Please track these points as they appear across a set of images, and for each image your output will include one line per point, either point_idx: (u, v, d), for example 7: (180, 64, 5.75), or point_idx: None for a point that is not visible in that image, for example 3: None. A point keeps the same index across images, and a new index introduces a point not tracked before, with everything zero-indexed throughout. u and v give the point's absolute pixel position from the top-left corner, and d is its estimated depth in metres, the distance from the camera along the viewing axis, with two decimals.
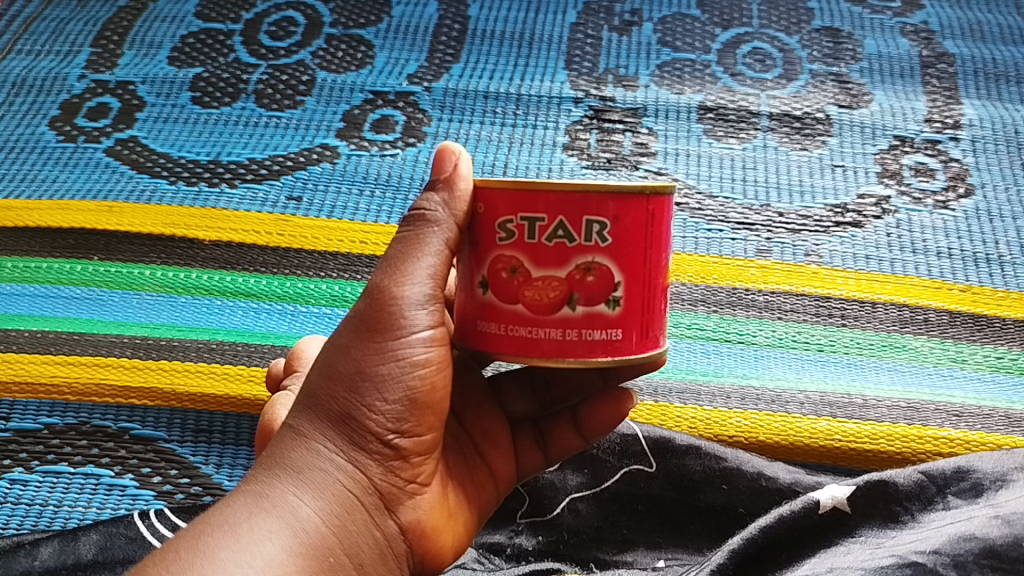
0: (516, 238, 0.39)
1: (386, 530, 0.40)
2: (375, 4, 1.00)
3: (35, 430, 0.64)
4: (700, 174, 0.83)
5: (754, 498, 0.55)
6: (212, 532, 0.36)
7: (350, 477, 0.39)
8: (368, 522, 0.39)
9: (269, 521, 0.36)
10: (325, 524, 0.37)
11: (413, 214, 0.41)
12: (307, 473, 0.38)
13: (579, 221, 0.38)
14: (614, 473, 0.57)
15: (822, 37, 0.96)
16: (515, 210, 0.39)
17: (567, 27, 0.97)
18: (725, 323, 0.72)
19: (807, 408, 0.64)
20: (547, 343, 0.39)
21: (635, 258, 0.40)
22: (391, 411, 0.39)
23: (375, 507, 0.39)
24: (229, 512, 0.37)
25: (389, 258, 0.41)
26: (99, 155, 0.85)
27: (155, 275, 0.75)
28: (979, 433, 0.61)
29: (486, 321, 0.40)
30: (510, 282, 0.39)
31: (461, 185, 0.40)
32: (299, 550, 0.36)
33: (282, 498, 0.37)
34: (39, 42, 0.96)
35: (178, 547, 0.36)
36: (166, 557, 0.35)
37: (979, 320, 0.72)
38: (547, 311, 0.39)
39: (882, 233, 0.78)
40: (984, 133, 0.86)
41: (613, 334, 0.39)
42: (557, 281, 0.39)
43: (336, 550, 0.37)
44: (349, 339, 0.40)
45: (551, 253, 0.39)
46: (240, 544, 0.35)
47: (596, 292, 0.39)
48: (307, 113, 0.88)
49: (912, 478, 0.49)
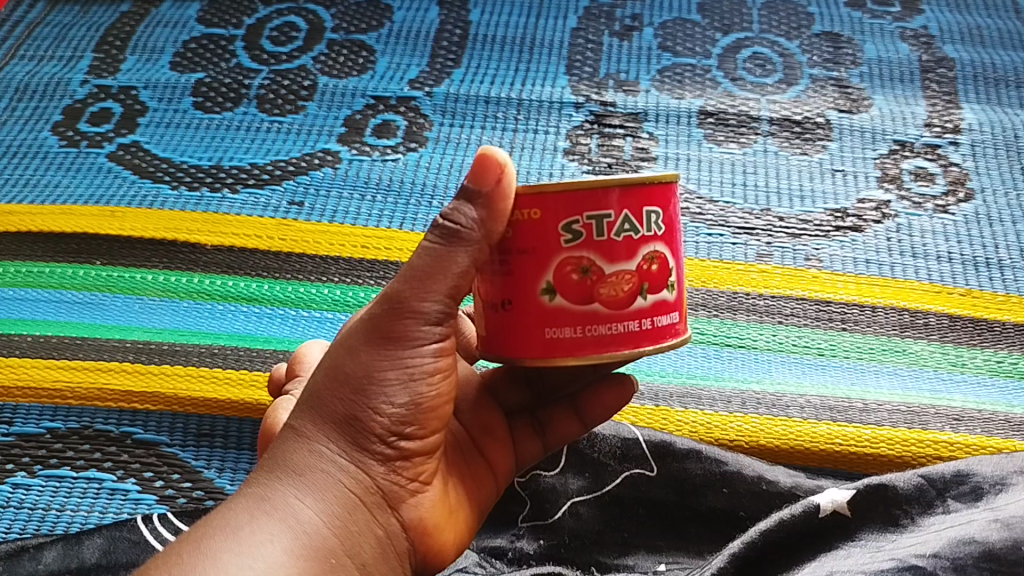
0: (585, 238, 0.39)
1: (389, 528, 0.40)
2: (376, 9, 1.00)
3: (37, 434, 0.64)
4: (701, 178, 0.83)
5: (754, 502, 0.55)
6: (214, 535, 0.36)
7: (352, 478, 0.39)
8: (370, 521, 0.39)
9: (270, 524, 0.37)
10: (326, 525, 0.38)
11: (446, 227, 0.40)
12: (308, 476, 0.38)
13: (641, 214, 0.40)
14: (615, 477, 0.57)
15: (822, 42, 0.96)
16: (580, 210, 0.39)
17: (568, 32, 0.98)
18: (725, 327, 0.72)
19: (807, 412, 0.64)
20: (626, 335, 0.40)
21: (673, 245, 0.42)
22: (396, 414, 0.40)
23: (377, 506, 0.40)
24: (230, 515, 0.37)
25: (413, 266, 0.40)
26: (102, 160, 0.85)
27: (158, 279, 0.75)
28: (978, 437, 0.62)
29: (557, 327, 0.40)
30: (583, 283, 0.39)
31: (502, 206, 0.39)
32: (300, 552, 0.36)
33: (284, 501, 0.37)
34: (41, 47, 0.97)
35: (180, 550, 0.36)
36: (169, 560, 0.36)
37: (979, 324, 0.72)
38: (623, 304, 0.40)
39: (882, 237, 0.79)
40: (984, 138, 0.87)
41: (674, 318, 0.42)
42: (628, 274, 0.40)
43: (338, 551, 0.37)
44: (358, 342, 0.40)
45: (620, 248, 0.40)
46: (241, 547, 0.35)
47: (660, 279, 0.41)
48: (308, 117, 0.88)
49: (912, 481, 0.50)
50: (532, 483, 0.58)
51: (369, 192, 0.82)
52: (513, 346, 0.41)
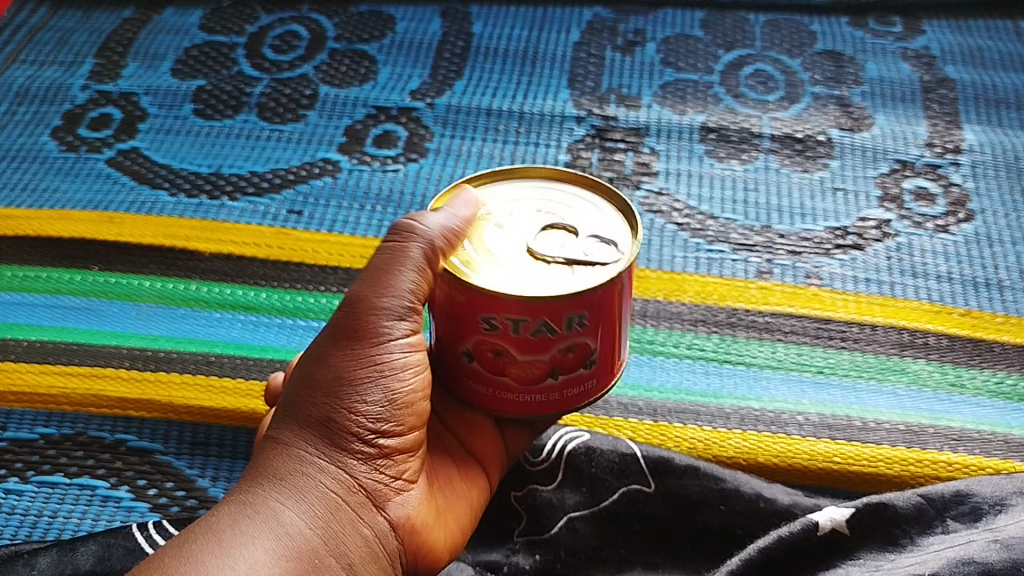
0: (502, 332, 0.42)
1: (376, 527, 0.42)
2: (378, 19, 1.00)
3: (30, 440, 0.64)
4: (701, 195, 0.83)
5: (753, 520, 0.55)
6: (196, 540, 0.37)
7: (333, 478, 0.41)
8: (354, 520, 0.41)
9: (254, 527, 0.38)
10: (310, 525, 0.39)
11: (408, 230, 0.45)
12: (289, 480, 0.40)
13: (559, 319, 0.42)
14: (613, 493, 0.57)
15: (824, 61, 0.97)
16: (499, 310, 0.41)
17: (571, 45, 0.97)
18: (726, 344, 0.72)
19: (806, 429, 0.64)
20: (534, 405, 0.45)
21: (602, 332, 0.44)
22: (372, 410, 0.43)
23: (361, 505, 0.42)
24: (215, 521, 0.38)
25: (375, 268, 0.45)
26: (101, 165, 0.85)
27: (154, 286, 0.74)
28: (978, 458, 0.62)
29: (476, 381, 0.45)
30: (498, 360, 0.44)
31: (468, 230, 0.44)
32: (284, 553, 0.38)
33: (266, 505, 0.39)
34: (42, 52, 0.96)
35: (165, 554, 0.37)
36: (153, 564, 0.37)
37: (979, 345, 0.72)
38: (533, 383, 0.44)
39: (882, 256, 0.78)
40: (984, 158, 0.87)
41: (588, 385, 0.46)
42: (542, 362, 0.43)
43: (322, 551, 0.39)
44: (327, 349, 0.43)
45: (537, 344, 0.43)
46: (223, 549, 0.37)
47: (576, 361, 0.44)
48: (309, 126, 0.88)
49: (912, 501, 0.49)
50: (529, 498, 0.57)
51: (369, 202, 0.81)
52: (450, 378, 0.46)
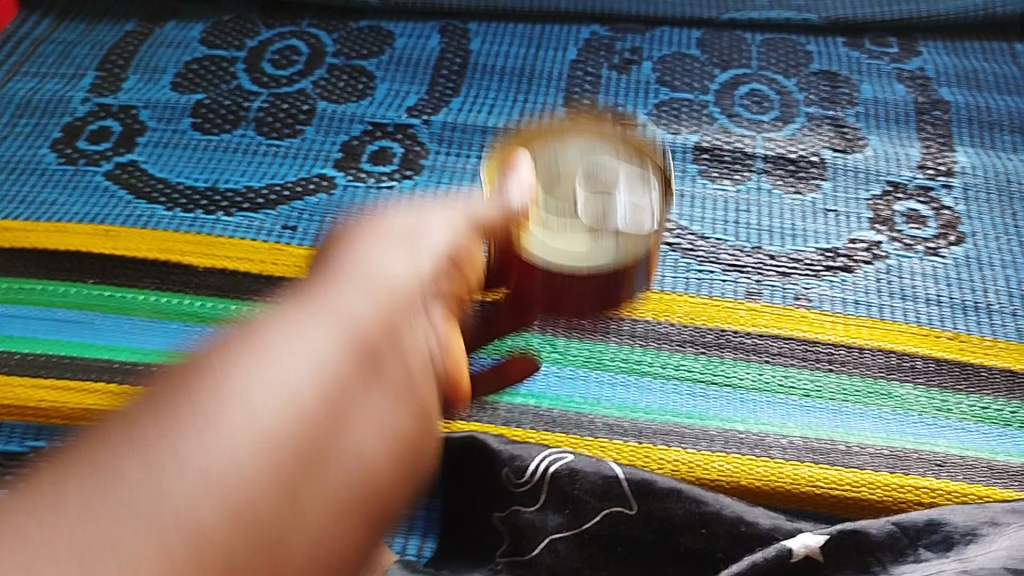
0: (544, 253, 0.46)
1: (367, 396, 0.33)
2: (377, 35, 1.01)
3: (21, 454, 0.65)
4: (693, 215, 0.84)
5: (732, 544, 0.56)
6: (123, 437, 0.28)
7: (315, 341, 0.32)
8: (337, 382, 0.32)
9: (210, 406, 0.29)
10: (284, 385, 0.30)
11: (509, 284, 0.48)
12: (253, 344, 0.31)
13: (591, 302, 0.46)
14: (594, 515, 0.58)
15: (819, 81, 0.97)
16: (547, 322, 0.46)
17: (567, 64, 0.98)
18: (713, 365, 0.73)
19: (790, 453, 0.65)
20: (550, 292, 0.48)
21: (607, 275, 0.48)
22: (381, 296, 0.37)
23: (347, 364, 0.33)
24: (142, 409, 0.29)
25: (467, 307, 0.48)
26: (98, 178, 0.86)
27: (147, 300, 0.75)
28: (961, 484, 0.63)
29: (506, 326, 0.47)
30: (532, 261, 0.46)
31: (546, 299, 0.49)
32: (255, 424, 0.29)
33: (222, 373, 0.30)
34: (45, 64, 0.97)
35: (77, 468, 0.27)
36: (60, 490, 0.26)
37: (967, 369, 0.72)
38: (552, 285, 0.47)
39: (872, 279, 0.79)
40: (976, 181, 0.87)
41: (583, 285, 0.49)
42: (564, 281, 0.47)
43: (308, 416, 0.30)
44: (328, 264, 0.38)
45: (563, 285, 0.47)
46: (167, 442, 0.27)
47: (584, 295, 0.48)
48: (305, 142, 0.89)
49: (886, 528, 0.50)
50: (511, 519, 0.59)
51: (356, 209, 0.81)
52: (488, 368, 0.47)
